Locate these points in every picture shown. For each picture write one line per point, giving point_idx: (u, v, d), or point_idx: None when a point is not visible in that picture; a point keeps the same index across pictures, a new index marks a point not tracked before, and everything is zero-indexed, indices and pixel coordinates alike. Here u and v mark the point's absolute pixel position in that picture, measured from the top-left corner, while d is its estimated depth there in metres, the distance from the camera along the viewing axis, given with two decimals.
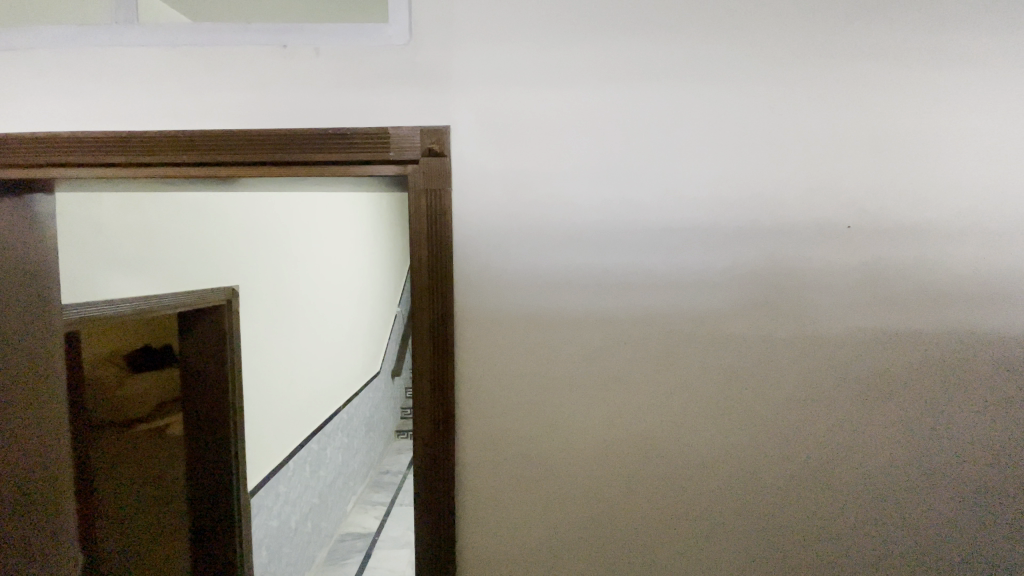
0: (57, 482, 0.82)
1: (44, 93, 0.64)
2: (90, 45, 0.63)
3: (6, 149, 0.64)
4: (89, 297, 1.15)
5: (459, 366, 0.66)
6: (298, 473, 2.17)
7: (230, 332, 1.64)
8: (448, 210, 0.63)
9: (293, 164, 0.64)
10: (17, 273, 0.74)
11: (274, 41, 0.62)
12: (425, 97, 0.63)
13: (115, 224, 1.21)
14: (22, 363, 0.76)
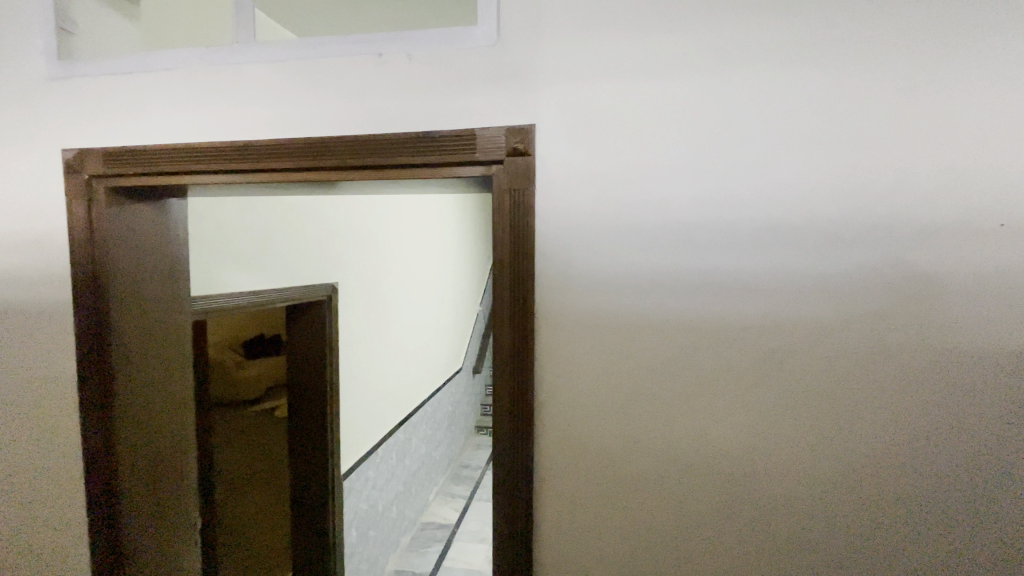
0: (177, 456, 0.94)
1: (178, 110, 0.72)
2: (215, 65, 0.71)
3: (151, 158, 0.73)
4: (213, 290, 1.28)
5: (540, 368, 0.65)
6: (386, 461, 2.30)
7: (328, 326, 1.77)
8: (530, 210, 0.63)
9: (387, 167, 0.67)
10: (153, 268, 0.86)
11: (370, 50, 0.66)
12: (510, 97, 0.63)
13: (235, 225, 1.35)
14: (153, 348, 0.87)
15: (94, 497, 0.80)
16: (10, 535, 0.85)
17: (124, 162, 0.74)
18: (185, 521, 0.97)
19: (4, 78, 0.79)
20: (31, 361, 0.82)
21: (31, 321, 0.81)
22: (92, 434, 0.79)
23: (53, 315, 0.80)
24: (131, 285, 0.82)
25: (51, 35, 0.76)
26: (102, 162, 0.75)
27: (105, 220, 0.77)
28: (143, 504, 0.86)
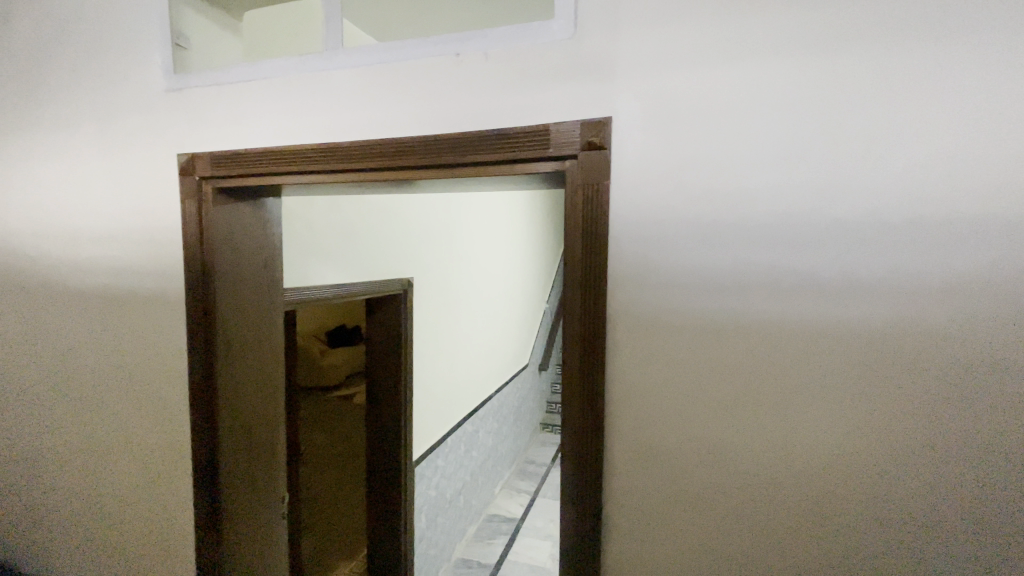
0: (268, 433, 1.03)
1: (274, 115, 0.79)
2: (307, 72, 0.76)
3: (251, 161, 0.80)
4: (303, 282, 1.37)
5: (611, 368, 0.63)
6: (454, 451, 2.37)
7: (403, 320, 1.85)
8: (605, 205, 0.61)
9: (462, 165, 0.68)
10: (252, 261, 0.94)
11: (448, 50, 0.67)
12: (587, 90, 0.61)
13: (322, 222, 1.45)
14: (251, 334, 0.96)
15: (201, 463, 0.89)
16: (139, 491, 0.98)
17: (228, 165, 0.82)
18: (273, 494, 1.05)
19: (133, 90, 0.89)
20: (153, 342, 0.93)
21: (154, 307, 0.92)
22: (201, 408, 0.88)
23: (170, 302, 0.91)
24: (233, 276, 0.90)
25: (170, 50, 0.85)
26: (210, 165, 0.83)
27: (212, 217, 0.85)
28: (239, 476, 0.94)
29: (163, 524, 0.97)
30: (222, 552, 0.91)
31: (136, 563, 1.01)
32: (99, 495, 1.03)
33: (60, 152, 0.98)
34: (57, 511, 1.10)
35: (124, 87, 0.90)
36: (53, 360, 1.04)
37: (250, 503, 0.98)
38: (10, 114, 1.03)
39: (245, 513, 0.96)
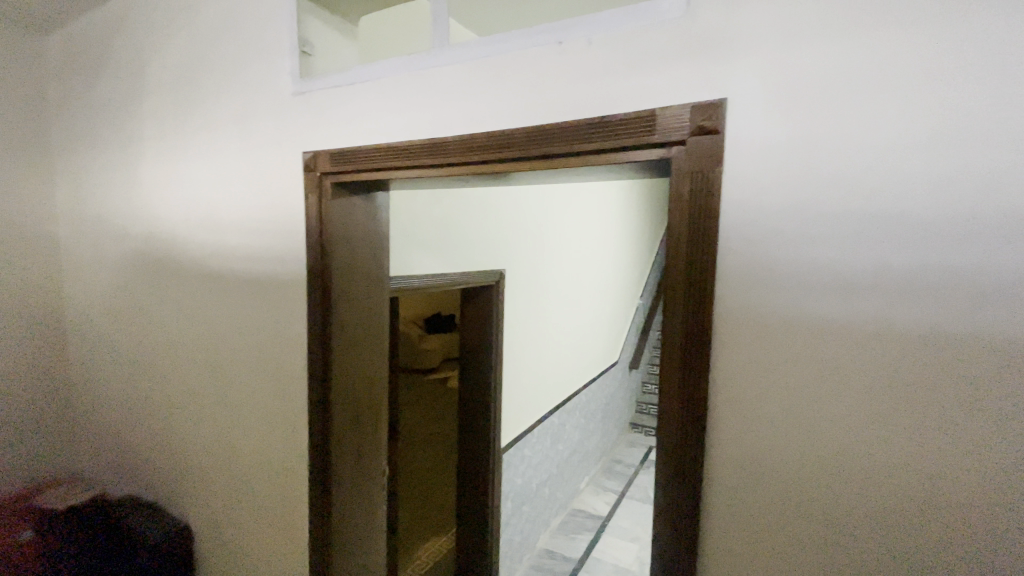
0: (373, 409, 1.11)
1: (386, 113, 0.84)
2: (416, 69, 0.80)
3: (364, 156, 0.86)
4: (406, 271, 1.46)
5: (715, 369, 0.59)
6: (541, 443, 2.39)
7: (495, 309, 1.90)
8: (715, 195, 0.57)
9: (562, 155, 0.67)
10: (364, 249, 1.02)
11: (552, 38, 0.66)
12: (699, 70, 0.57)
13: (424, 215, 1.52)
14: (361, 316, 1.04)
15: (317, 429, 0.99)
16: (266, 451, 1.12)
17: (344, 161, 0.89)
18: (375, 468, 1.13)
19: (267, 96, 1.00)
20: (280, 322, 1.04)
21: (280, 289, 1.04)
22: (317, 380, 0.98)
23: (295, 286, 1.01)
24: (347, 262, 0.98)
25: (298, 56, 0.94)
26: (330, 162, 0.91)
27: (331, 209, 0.93)
28: (346, 448, 1.03)
29: (284, 483, 1.09)
30: (330, 515, 1.01)
31: (262, 514, 1.16)
32: (235, 450, 1.19)
33: (210, 152, 1.13)
34: (203, 462, 1.29)
35: (260, 94, 1.02)
36: (203, 332, 1.21)
37: (354, 474, 1.06)
38: (173, 121, 1.21)
39: (350, 480, 1.05)
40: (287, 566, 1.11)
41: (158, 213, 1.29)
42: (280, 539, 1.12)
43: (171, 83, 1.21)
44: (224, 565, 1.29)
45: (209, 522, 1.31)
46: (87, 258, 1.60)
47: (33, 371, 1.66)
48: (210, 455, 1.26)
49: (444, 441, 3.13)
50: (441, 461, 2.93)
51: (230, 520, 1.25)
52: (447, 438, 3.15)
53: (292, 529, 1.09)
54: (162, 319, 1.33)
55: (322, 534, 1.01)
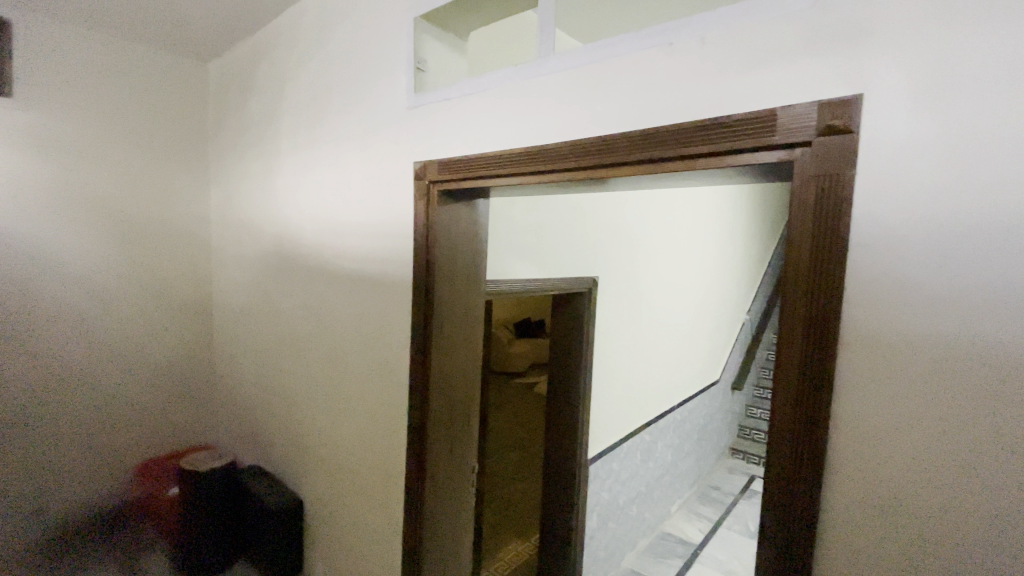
0: (467, 408, 1.15)
1: (493, 122, 0.87)
2: (523, 79, 0.82)
3: (469, 164, 0.91)
4: (502, 276, 1.49)
5: (838, 395, 0.53)
6: (631, 458, 2.31)
7: (587, 317, 1.87)
8: (844, 200, 0.51)
9: (668, 160, 0.65)
10: (465, 253, 1.07)
11: (662, 40, 0.64)
12: (828, 64, 0.52)
13: (521, 222, 1.55)
14: (459, 316, 1.09)
15: (415, 422, 1.05)
16: (371, 438, 1.21)
17: (450, 169, 0.94)
18: (464, 467, 1.17)
19: (384, 110, 1.10)
20: (388, 319, 1.13)
21: (389, 288, 1.12)
22: (417, 376, 1.04)
23: (402, 287, 1.09)
24: (450, 264, 1.04)
25: (413, 73, 1.02)
26: (438, 170, 0.97)
27: (437, 215, 0.99)
28: (440, 443, 1.08)
29: (384, 470, 1.18)
30: (421, 506, 1.06)
31: (364, 495, 1.25)
32: (344, 433, 1.31)
33: (333, 162, 1.27)
34: (317, 442, 1.43)
35: (378, 107, 1.11)
36: (321, 325, 1.36)
37: (446, 468, 1.11)
38: (304, 135, 1.37)
39: (443, 474, 1.10)
40: (383, 548, 1.19)
41: (289, 216, 1.47)
42: (378, 522, 1.21)
43: (303, 103, 1.37)
44: (330, 538, 1.42)
45: (319, 496, 1.45)
46: (231, 255, 1.86)
47: (188, 349, 1.97)
48: (322, 436, 1.40)
49: (531, 445, 3.15)
50: (527, 466, 2.96)
51: (336, 497, 1.37)
52: (533, 444, 3.17)
53: (388, 514, 1.17)
54: (287, 311, 1.51)
55: (414, 524, 1.07)
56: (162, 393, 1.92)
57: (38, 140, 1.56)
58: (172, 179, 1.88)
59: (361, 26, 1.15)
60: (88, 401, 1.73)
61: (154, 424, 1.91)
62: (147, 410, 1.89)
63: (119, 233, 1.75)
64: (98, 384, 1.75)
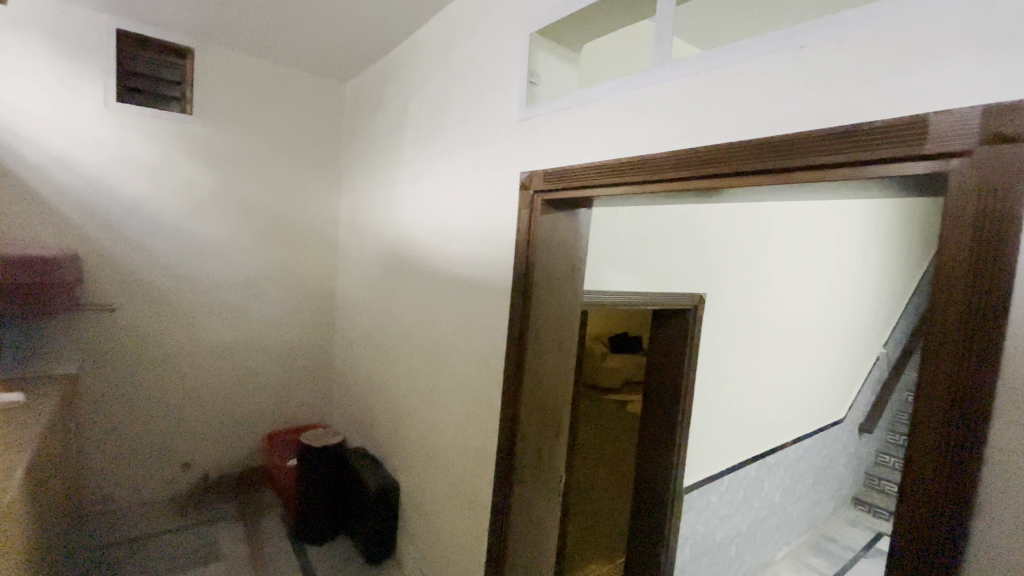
0: (559, 418, 1.15)
1: (601, 133, 0.88)
2: (634, 89, 0.81)
3: (574, 173, 0.91)
4: (602, 287, 1.47)
5: (996, 448, 0.45)
6: (731, 493, 2.13)
7: (690, 336, 1.77)
8: (1010, 220, 0.43)
9: (789, 170, 0.60)
10: (565, 262, 1.08)
11: (790, 44, 0.60)
12: (999, 62, 0.45)
13: (625, 233, 1.52)
14: (556, 324, 1.10)
15: (507, 425, 1.08)
16: (466, 436, 1.26)
17: (555, 179, 0.96)
18: (552, 476, 1.17)
19: (497, 121, 1.14)
20: (487, 322, 1.18)
21: (491, 294, 1.16)
22: (512, 381, 1.07)
23: (502, 293, 1.13)
24: (549, 273, 1.05)
25: (526, 86, 1.05)
26: (542, 180, 0.99)
27: (539, 223, 1.01)
28: (530, 449, 1.09)
29: (475, 468, 1.22)
30: (508, 509, 1.08)
31: (456, 490, 1.31)
32: (441, 428, 1.38)
33: (446, 175, 1.36)
34: (416, 432, 1.53)
35: (492, 119, 1.16)
36: (427, 325, 1.45)
37: (534, 475, 1.12)
38: (422, 150, 1.49)
39: (531, 480, 1.11)
40: (468, 543, 1.24)
41: (404, 224, 1.60)
42: (465, 516, 1.26)
43: (423, 117, 1.49)
44: (421, 524, 1.51)
45: (414, 486, 1.55)
46: (353, 255, 2.06)
47: (313, 336, 2.22)
48: (421, 428, 1.49)
49: (621, 464, 3.05)
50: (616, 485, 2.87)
51: (430, 489, 1.45)
52: (624, 463, 3.06)
53: (476, 511, 1.21)
54: (399, 309, 1.64)
55: (499, 525, 1.09)
56: (290, 372, 2.18)
57: (210, 152, 1.88)
58: (310, 185, 2.13)
59: (480, 45, 1.21)
60: (233, 373, 2.03)
61: (283, 401, 2.18)
62: (278, 387, 2.16)
63: (265, 231, 2.04)
64: (241, 359, 2.04)
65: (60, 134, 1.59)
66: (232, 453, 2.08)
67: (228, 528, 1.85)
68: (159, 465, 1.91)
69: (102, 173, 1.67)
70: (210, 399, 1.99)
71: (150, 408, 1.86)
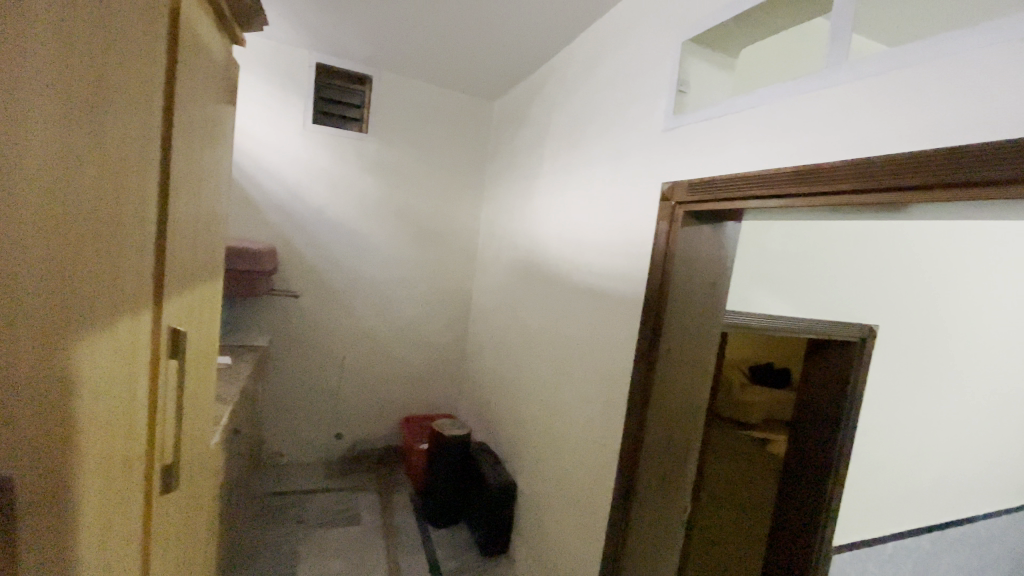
0: (689, 443, 1.08)
1: (758, 141, 0.82)
2: (800, 94, 0.74)
3: (722, 185, 0.87)
4: (747, 308, 1.34)
5: None
6: (897, 566, 1.79)
7: (854, 372, 1.55)
8: None
9: (993, 184, 0.51)
10: (705, 278, 1.02)
11: (1008, 34, 0.50)
12: None
13: (778, 250, 1.38)
14: (690, 343, 1.04)
15: (630, 442, 1.05)
16: (587, 447, 1.26)
17: (700, 191, 0.92)
18: (676, 503, 1.10)
19: (641, 132, 1.13)
20: (618, 334, 1.16)
21: (623, 306, 1.15)
22: (638, 396, 1.04)
23: (634, 305, 1.10)
24: (686, 288, 1.00)
25: (674, 96, 1.03)
26: (686, 191, 0.95)
27: (679, 237, 0.97)
28: (653, 470, 1.04)
29: (594, 481, 1.21)
30: (625, 528, 1.05)
31: (572, 500, 1.31)
32: (562, 435, 1.40)
33: (585, 186, 1.37)
34: (537, 436, 1.56)
35: (635, 130, 1.15)
36: (556, 333, 1.48)
37: (656, 499, 1.06)
38: (563, 162, 1.53)
39: (652, 504, 1.06)
40: (581, 556, 1.23)
41: (539, 234, 1.65)
42: (580, 526, 1.25)
43: (565, 130, 1.53)
44: (535, 528, 1.53)
45: (531, 490, 1.58)
46: (490, 261, 2.19)
47: (448, 334, 2.40)
48: (542, 432, 1.52)
49: (757, 508, 2.73)
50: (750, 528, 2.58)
51: (547, 495, 1.47)
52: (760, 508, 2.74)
53: (591, 524, 1.20)
54: (529, 315, 1.69)
55: (615, 543, 1.06)
56: (427, 365, 2.39)
57: (378, 165, 2.15)
58: (457, 195, 2.32)
59: (628, 57, 1.22)
60: (381, 360, 2.29)
61: (420, 390, 2.39)
62: (416, 377, 2.37)
63: (416, 236, 2.27)
64: (389, 348, 2.30)
65: (270, 152, 1.96)
66: (375, 431, 2.34)
67: (367, 496, 2.08)
68: (318, 432, 2.23)
69: (298, 183, 2.02)
70: (361, 380, 2.27)
71: (316, 382, 2.19)
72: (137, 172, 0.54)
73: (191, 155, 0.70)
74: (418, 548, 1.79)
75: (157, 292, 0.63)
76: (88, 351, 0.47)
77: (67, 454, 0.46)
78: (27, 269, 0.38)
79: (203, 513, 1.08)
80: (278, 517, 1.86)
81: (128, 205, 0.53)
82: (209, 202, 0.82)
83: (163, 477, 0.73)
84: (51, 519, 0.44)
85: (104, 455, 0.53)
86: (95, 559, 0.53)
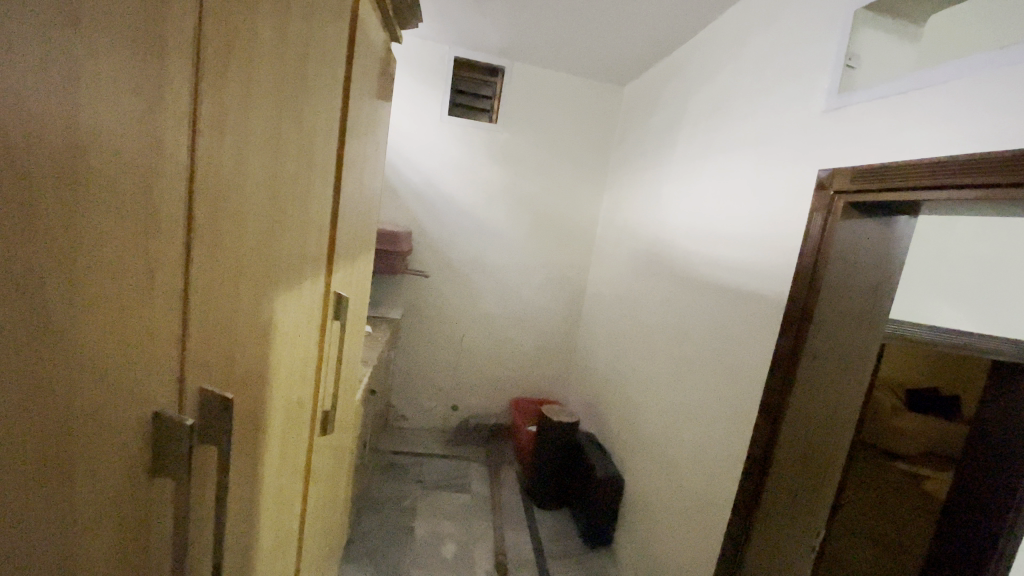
0: (831, 460, 0.98)
1: (944, 123, 0.70)
2: (1010, 65, 0.62)
3: (893, 173, 0.76)
4: (913, 318, 1.16)
5: None
6: None
7: None
8: None
9: None
10: (865, 278, 0.90)
11: None
12: None
13: (962, 253, 1.18)
14: (840, 349, 0.93)
15: (759, 450, 0.98)
16: (706, 449, 1.20)
17: (865, 179, 0.81)
18: (808, 525, 1.00)
19: (794, 115, 1.03)
20: (752, 333, 1.09)
21: (761, 305, 1.07)
22: (773, 402, 0.96)
23: (774, 304, 1.02)
24: (839, 288, 0.90)
25: (840, 72, 0.91)
26: (849, 179, 0.85)
27: (836, 230, 0.87)
28: (784, 484, 0.96)
29: (713, 486, 1.15)
30: (745, 539, 0.99)
31: (686, 502, 1.26)
32: (678, 434, 1.35)
33: (721, 176, 1.29)
34: (650, 430, 1.53)
35: (786, 113, 1.05)
36: (678, 328, 1.43)
37: (785, 515, 0.98)
38: (698, 150, 1.45)
39: (780, 519, 0.98)
40: (694, 562, 1.18)
41: (665, 225, 1.60)
42: (694, 530, 1.21)
43: (702, 115, 1.44)
44: (642, 523, 1.52)
45: (640, 485, 1.56)
46: (609, 252, 2.16)
47: (562, 321, 2.44)
48: (656, 428, 1.49)
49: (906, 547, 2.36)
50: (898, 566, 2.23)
51: (658, 492, 1.43)
52: (911, 548, 2.36)
53: (707, 530, 1.15)
54: (649, 307, 1.65)
55: (733, 552, 1.01)
56: (541, 350, 2.45)
57: (506, 153, 2.23)
58: (580, 183, 2.32)
59: (783, 32, 1.11)
60: (498, 341, 2.40)
61: (533, 373, 2.47)
62: (529, 360, 2.45)
63: (537, 223, 2.32)
64: (506, 330, 2.40)
65: (411, 141, 2.14)
66: (489, 407, 2.47)
67: (478, 467, 2.21)
68: (438, 402, 2.42)
69: (433, 170, 2.18)
70: (479, 358, 2.40)
71: (439, 356, 2.37)
72: (321, 158, 0.63)
73: (357, 143, 0.81)
74: (523, 524, 1.87)
75: (330, 262, 0.74)
76: (281, 307, 0.57)
77: (263, 390, 0.56)
78: (246, 235, 0.47)
79: (346, 456, 1.25)
80: (401, 474, 2.06)
81: (314, 186, 0.62)
82: (367, 186, 0.93)
83: (324, 420, 0.86)
84: (250, 440, 0.55)
85: (286, 393, 0.64)
86: (275, 476, 0.65)
